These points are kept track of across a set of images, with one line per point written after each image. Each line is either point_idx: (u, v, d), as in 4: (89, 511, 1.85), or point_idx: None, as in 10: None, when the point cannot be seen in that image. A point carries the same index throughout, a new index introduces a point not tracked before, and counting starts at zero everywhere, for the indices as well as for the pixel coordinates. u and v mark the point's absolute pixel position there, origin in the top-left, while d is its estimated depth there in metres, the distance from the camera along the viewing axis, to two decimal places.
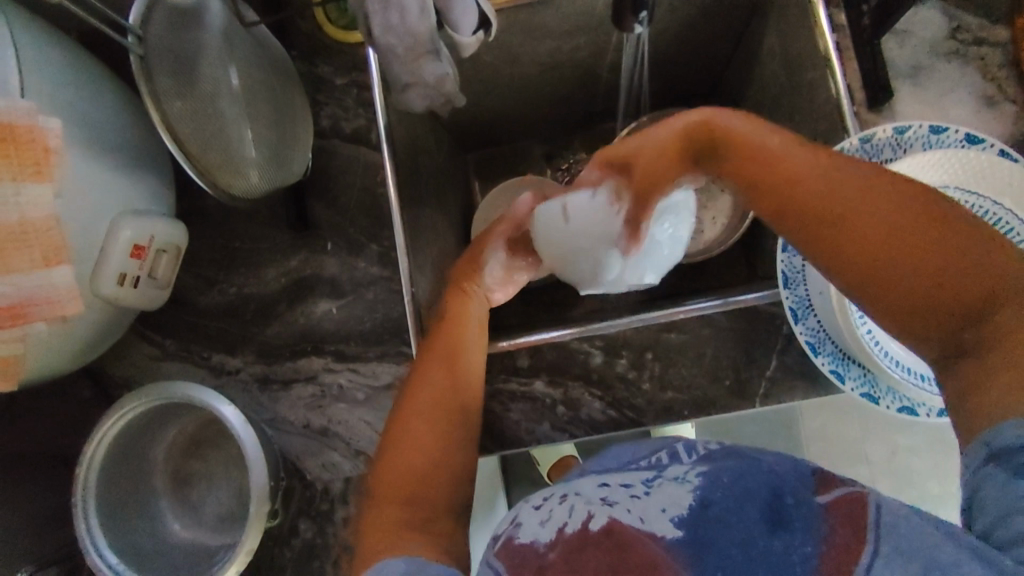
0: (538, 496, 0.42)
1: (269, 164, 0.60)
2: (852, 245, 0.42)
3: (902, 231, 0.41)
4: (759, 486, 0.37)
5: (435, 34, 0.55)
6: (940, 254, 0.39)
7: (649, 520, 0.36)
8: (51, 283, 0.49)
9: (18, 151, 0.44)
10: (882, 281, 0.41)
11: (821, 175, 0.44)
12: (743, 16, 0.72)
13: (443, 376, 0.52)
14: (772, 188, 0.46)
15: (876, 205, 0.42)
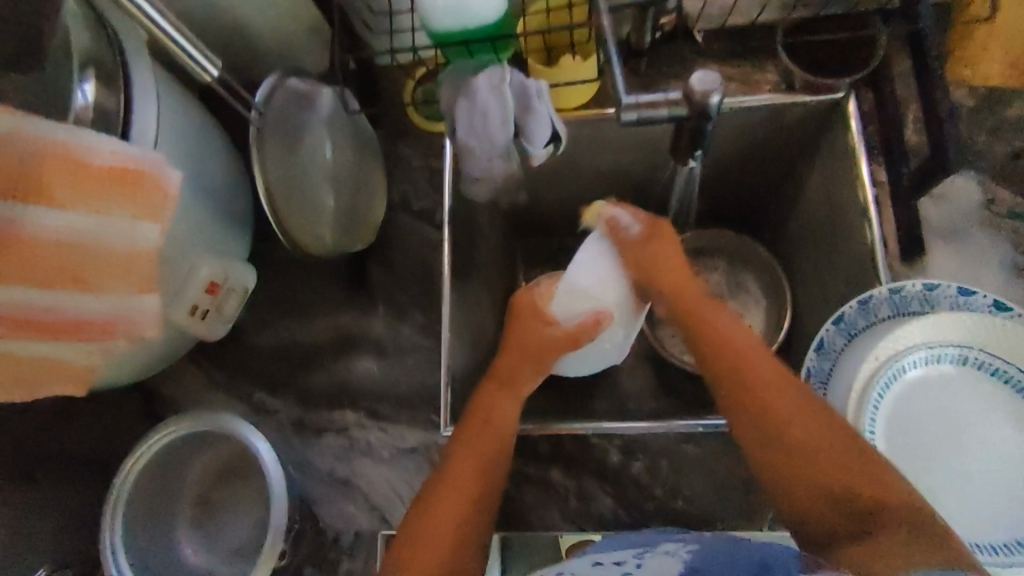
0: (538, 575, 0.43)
1: (338, 227, 0.67)
2: (768, 440, 0.48)
3: (812, 435, 0.47)
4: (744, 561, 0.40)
5: (509, 144, 0.63)
6: (841, 469, 0.45)
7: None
8: (138, 308, 0.55)
9: (142, 196, 0.52)
10: (805, 492, 0.46)
11: (757, 373, 0.51)
12: (792, 156, 0.78)
13: (471, 464, 0.53)
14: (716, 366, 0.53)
15: (803, 417, 0.48)
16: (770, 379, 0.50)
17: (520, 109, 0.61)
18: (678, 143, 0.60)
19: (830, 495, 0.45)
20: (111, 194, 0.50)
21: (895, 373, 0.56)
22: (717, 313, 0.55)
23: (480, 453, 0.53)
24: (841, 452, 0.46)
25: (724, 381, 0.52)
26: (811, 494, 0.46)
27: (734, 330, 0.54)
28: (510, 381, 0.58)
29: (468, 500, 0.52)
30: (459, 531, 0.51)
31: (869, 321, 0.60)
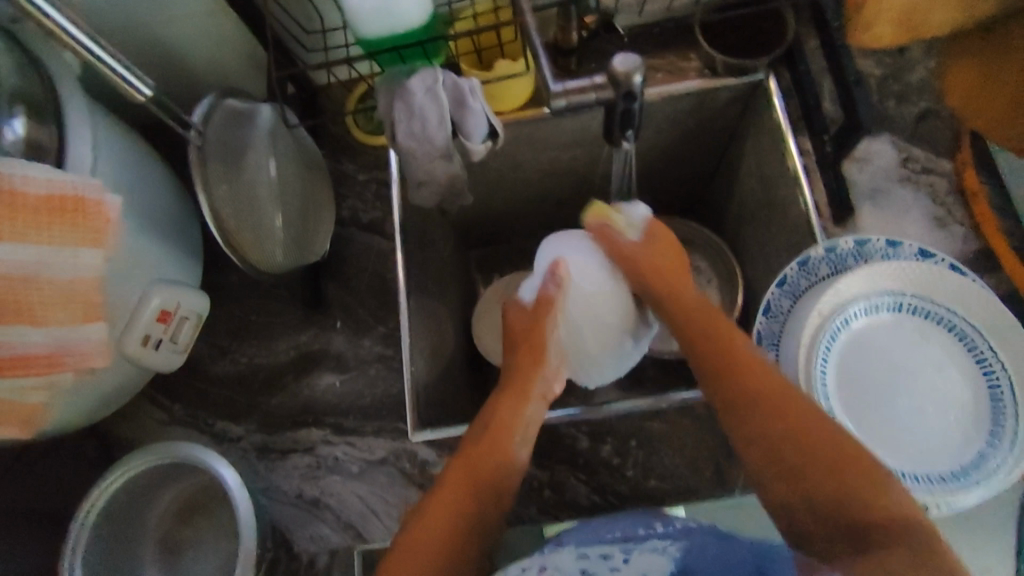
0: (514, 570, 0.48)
1: (290, 247, 0.66)
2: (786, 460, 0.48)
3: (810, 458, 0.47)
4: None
5: (450, 143, 0.65)
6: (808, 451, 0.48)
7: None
8: (87, 338, 0.54)
9: (82, 221, 0.51)
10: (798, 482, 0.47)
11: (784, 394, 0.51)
12: (724, 139, 0.84)
13: (466, 473, 0.54)
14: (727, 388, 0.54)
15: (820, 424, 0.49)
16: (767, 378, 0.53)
17: (457, 108, 0.63)
18: (610, 129, 0.64)
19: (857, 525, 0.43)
20: (49, 221, 0.49)
21: (839, 324, 0.59)
22: (731, 348, 0.56)
23: (486, 461, 0.54)
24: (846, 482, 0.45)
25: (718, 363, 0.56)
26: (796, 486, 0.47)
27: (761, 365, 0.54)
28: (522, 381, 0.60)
29: (453, 507, 0.51)
30: (451, 546, 0.49)
31: (810, 280, 0.64)
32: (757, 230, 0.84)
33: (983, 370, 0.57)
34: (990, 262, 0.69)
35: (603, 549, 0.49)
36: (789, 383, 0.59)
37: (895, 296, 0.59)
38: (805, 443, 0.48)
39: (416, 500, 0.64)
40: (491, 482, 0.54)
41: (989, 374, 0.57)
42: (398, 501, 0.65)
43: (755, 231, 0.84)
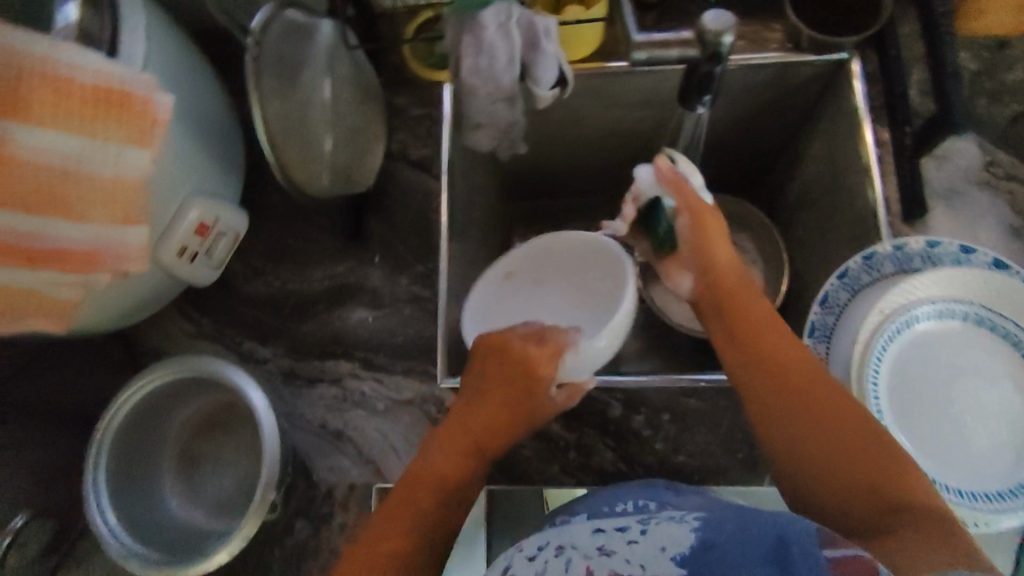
0: (529, 545, 0.47)
1: (337, 173, 0.64)
2: (809, 442, 0.49)
3: (861, 446, 0.48)
4: (767, 538, 0.40)
5: (517, 85, 0.62)
6: (824, 423, 0.49)
7: (650, 566, 0.40)
8: (125, 240, 0.52)
9: (130, 118, 0.48)
10: (806, 444, 0.49)
11: (801, 374, 0.51)
12: (793, 119, 0.81)
13: (437, 476, 0.48)
14: (759, 358, 0.53)
15: (819, 389, 0.50)
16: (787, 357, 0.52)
17: (529, 48, 0.60)
18: (685, 92, 0.60)
19: (881, 495, 0.46)
20: (96, 116, 0.47)
21: (899, 325, 0.56)
22: (751, 316, 0.55)
23: (455, 449, 0.50)
24: (870, 457, 0.47)
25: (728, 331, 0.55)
26: (801, 457, 0.49)
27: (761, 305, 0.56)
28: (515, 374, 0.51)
29: (426, 522, 0.46)
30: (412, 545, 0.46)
31: (872, 276, 0.61)
32: (816, 217, 0.81)
33: None
34: None
35: (616, 520, 0.47)
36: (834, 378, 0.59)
37: (964, 305, 0.57)
38: (847, 433, 0.48)
39: None
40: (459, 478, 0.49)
41: None
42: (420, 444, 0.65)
43: (813, 219, 0.81)
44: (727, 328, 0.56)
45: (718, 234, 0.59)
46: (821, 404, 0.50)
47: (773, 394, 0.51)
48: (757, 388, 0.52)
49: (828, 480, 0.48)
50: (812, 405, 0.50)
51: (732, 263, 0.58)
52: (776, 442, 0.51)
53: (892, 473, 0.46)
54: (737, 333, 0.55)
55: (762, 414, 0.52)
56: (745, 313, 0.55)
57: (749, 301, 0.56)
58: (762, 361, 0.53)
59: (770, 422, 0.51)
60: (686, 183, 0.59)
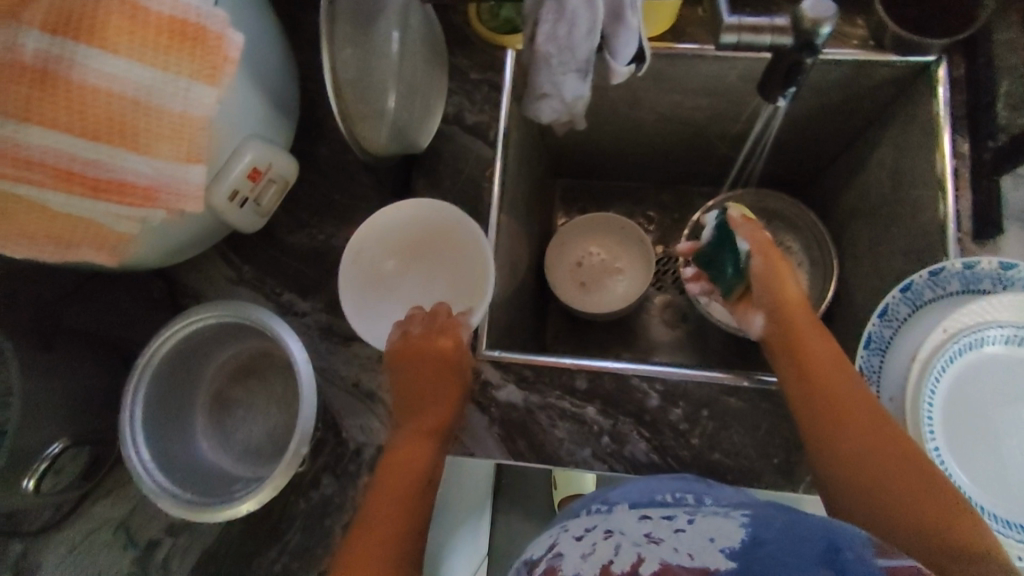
0: (577, 528, 0.50)
1: (395, 134, 0.63)
2: (855, 471, 0.52)
3: (904, 476, 0.50)
4: (815, 540, 0.40)
5: (593, 55, 0.60)
6: (877, 452, 0.52)
7: (699, 556, 0.41)
8: (186, 178, 0.51)
9: (202, 52, 0.48)
10: (860, 470, 0.52)
11: (857, 404, 0.54)
12: (860, 124, 0.79)
13: (417, 445, 0.58)
14: (812, 390, 0.57)
15: (869, 416, 0.53)
16: (849, 388, 0.56)
17: (612, 21, 0.57)
18: (769, 82, 0.59)
19: (926, 524, 0.47)
20: (170, 45, 0.46)
21: (966, 346, 0.54)
22: (816, 346, 0.60)
23: (431, 424, 0.60)
24: (920, 486, 0.49)
25: (791, 360, 0.60)
26: (856, 481, 0.52)
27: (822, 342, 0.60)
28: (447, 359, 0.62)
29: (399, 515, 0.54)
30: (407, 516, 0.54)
31: (936, 293, 0.59)
32: (870, 226, 0.78)
33: None
34: None
35: (662, 511, 0.49)
36: (886, 392, 0.58)
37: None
38: (902, 460, 0.50)
39: (472, 416, 0.63)
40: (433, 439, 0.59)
41: None
42: None
43: (870, 227, 0.78)
44: (796, 357, 0.60)
45: (786, 275, 0.65)
46: (879, 434, 0.52)
47: (823, 425, 0.55)
48: (815, 413, 0.56)
49: (885, 507, 0.50)
50: (864, 431, 0.53)
51: (803, 308, 0.64)
52: (832, 463, 0.54)
53: (936, 502, 0.48)
54: (801, 365, 0.59)
55: (818, 439, 0.55)
56: (806, 350, 0.60)
57: (811, 339, 0.60)
58: (823, 389, 0.57)
59: (826, 445, 0.55)
60: (756, 227, 0.67)
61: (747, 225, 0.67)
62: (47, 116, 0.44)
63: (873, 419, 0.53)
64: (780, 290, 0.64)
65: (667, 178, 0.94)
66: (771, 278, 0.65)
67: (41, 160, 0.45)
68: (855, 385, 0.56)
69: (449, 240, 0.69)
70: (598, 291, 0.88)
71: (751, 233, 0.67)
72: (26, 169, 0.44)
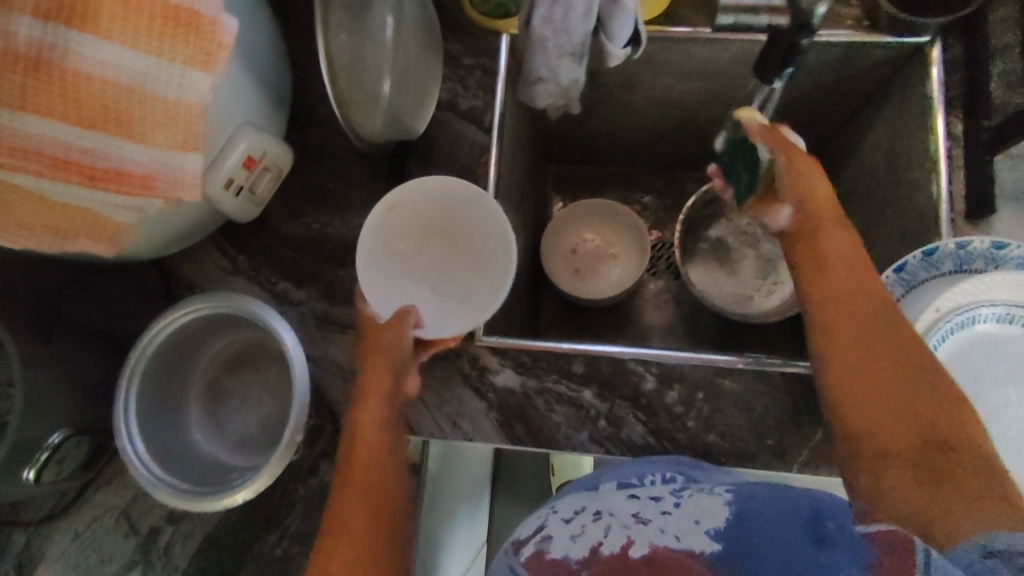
0: (566, 508, 0.48)
1: (391, 121, 0.63)
2: (877, 389, 0.47)
3: (926, 403, 0.46)
4: (801, 513, 0.42)
5: (588, 39, 0.59)
6: (898, 381, 0.47)
7: (685, 536, 0.43)
8: (182, 167, 0.50)
9: (195, 38, 0.47)
10: (873, 403, 0.47)
11: (855, 308, 0.51)
12: (855, 105, 0.79)
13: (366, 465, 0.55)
14: (837, 291, 0.52)
15: (866, 321, 0.50)
16: (853, 289, 0.52)
17: (608, 1, 0.56)
18: (765, 61, 0.58)
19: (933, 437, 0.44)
20: (162, 31, 0.46)
21: (958, 324, 0.55)
22: (843, 271, 0.53)
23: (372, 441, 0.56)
24: (941, 413, 0.45)
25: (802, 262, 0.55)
26: (869, 414, 0.47)
27: (851, 261, 0.54)
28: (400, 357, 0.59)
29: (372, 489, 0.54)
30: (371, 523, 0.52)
31: (930, 274, 0.60)
32: (863, 208, 0.79)
33: None
34: None
35: (653, 490, 0.49)
36: None
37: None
38: (891, 369, 0.47)
39: (469, 401, 0.63)
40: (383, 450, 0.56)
41: None
42: (450, 399, 0.64)
43: (864, 210, 0.78)
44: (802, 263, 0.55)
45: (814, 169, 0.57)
46: (881, 341, 0.49)
47: (829, 324, 0.51)
48: (805, 318, 0.54)
49: (896, 441, 0.45)
50: (874, 354, 0.49)
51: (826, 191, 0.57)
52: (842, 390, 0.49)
53: (955, 428, 0.44)
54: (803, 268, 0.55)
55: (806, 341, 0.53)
56: (826, 248, 0.54)
57: (834, 246, 0.54)
58: (835, 296, 0.52)
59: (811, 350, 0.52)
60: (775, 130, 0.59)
61: (757, 124, 0.60)
62: (42, 105, 0.44)
63: (868, 321, 0.50)
64: (811, 189, 0.56)
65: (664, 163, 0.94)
66: (795, 172, 0.57)
67: (38, 149, 0.45)
68: (860, 285, 0.52)
69: (456, 216, 0.68)
70: (592, 278, 0.89)
71: (759, 128, 0.60)
72: (23, 159, 0.44)
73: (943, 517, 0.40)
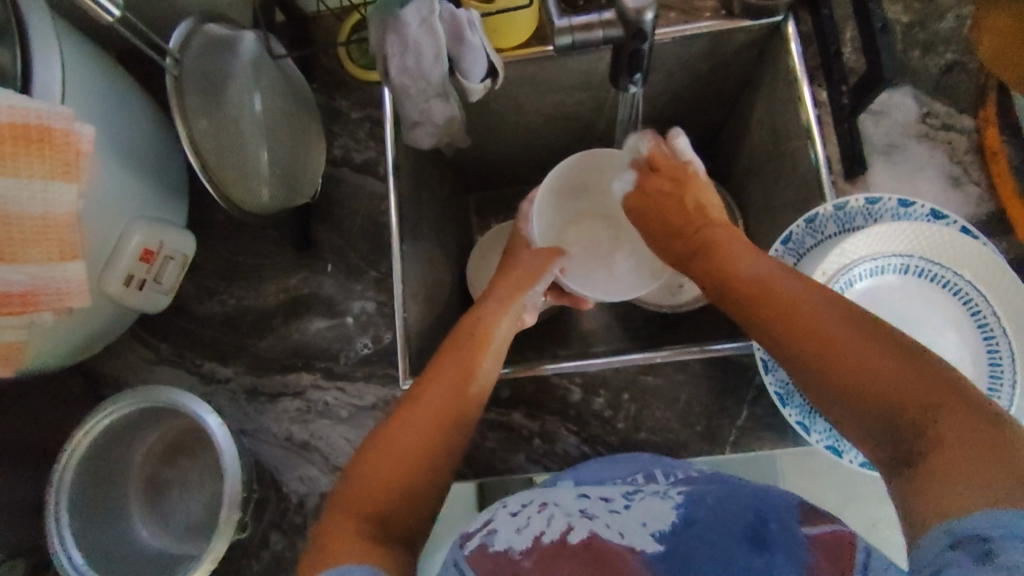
0: (514, 501, 0.47)
1: (279, 186, 0.64)
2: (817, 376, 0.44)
3: (896, 378, 0.40)
4: (745, 513, 0.41)
5: (446, 79, 0.62)
6: (857, 352, 0.42)
7: (629, 534, 0.41)
8: (64, 276, 0.52)
9: (51, 152, 0.48)
10: (848, 382, 0.42)
11: (754, 281, 0.51)
12: (735, 88, 0.81)
13: (428, 423, 0.53)
14: (761, 310, 0.49)
15: (788, 281, 0.49)
16: (755, 266, 0.53)
17: (454, 42, 0.59)
18: (617, 71, 0.61)
19: (908, 417, 0.39)
20: (15, 150, 0.47)
21: (842, 285, 0.57)
22: (736, 252, 0.56)
23: (442, 405, 0.54)
24: (917, 379, 0.39)
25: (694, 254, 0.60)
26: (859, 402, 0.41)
27: (754, 257, 0.54)
28: (474, 339, 0.60)
29: (402, 468, 0.50)
30: (406, 484, 0.50)
31: (815, 239, 0.61)
32: (761, 184, 0.81)
33: (984, 334, 0.56)
34: (1002, 224, 0.66)
35: (606, 491, 0.48)
36: None
37: (906, 263, 0.58)
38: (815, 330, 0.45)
39: None
40: (453, 410, 0.54)
41: (989, 340, 0.56)
42: None
43: (762, 186, 0.81)
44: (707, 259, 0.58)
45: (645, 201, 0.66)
46: (812, 299, 0.47)
47: (760, 322, 0.50)
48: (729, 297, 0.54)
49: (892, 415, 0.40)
50: (785, 312, 0.47)
51: (682, 215, 0.62)
52: (797, 354, 0.46)
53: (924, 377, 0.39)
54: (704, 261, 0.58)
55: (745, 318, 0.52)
56: (733, 270, 0.54)
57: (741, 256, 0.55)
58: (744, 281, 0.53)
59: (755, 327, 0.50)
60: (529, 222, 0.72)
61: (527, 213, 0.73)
62: None
63: (787, 280, 0.50)
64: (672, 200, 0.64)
65: None
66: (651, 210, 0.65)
67: None
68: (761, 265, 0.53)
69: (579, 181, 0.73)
70: None
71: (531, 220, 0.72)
72: None
73: (932, 496, 0.35)
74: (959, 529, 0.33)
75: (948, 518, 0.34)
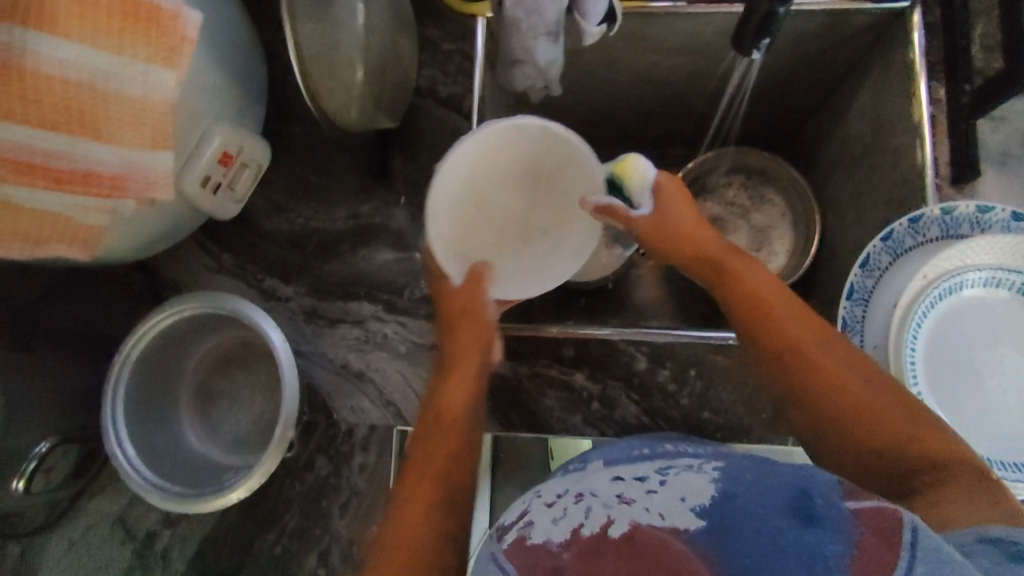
0: (550, 492, 0.43)
1: (370, 107, 0.62)
2: (805, 413, 0.49)
3: (891, 426, 0.45)
4: (786, 487, 0.36)
5: (562, 17, 0.58)
6: (848, 398, 0.47)
7: (670, 514, 0.36)
8: (152, 165, 0.49)
9: (156, 34, 0.46)
10: (841, 419, 0.47)
11: (755, 297, 0.54)
12: (839, 73, 0.77)
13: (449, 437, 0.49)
14: (759, 337, 0.52)
15: (789, 310, 0.52)
16: (757, 285, 0.55)
17: None
18: (743, 32, 0.57)
19: (905, 459, 0.44)
20: (123, 27, 0.44)
21: (943, 291, 0.55)
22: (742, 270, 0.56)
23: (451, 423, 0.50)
24: (902, 423, 0.45)
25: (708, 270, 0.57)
26: (864, 451, 0.46)
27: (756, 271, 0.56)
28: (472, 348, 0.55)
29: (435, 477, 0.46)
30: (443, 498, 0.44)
31: (916, 241, 0.59)
32: (849, 177, 0.78)
33: None
34: None
35: (637, 469, 0.43)
36: (870, 340, 0.57)
37: (1012, 280, 0.55)
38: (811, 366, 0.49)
39: None
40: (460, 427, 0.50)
41: None
42: None
43: (849, 179, 0.78)
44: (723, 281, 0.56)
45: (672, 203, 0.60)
46: (814, 338, 0.50)
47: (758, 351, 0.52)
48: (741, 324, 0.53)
49: (874, 451, 0.46)
50: (786, 343, 0.51)
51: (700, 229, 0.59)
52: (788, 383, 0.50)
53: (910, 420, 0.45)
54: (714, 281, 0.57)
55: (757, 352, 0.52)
56: (743, 290, 0.55)
57: (781, 309, 0.52)
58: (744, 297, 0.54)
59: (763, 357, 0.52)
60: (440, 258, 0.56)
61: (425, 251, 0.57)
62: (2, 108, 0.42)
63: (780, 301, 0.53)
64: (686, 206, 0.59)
65: (644, 138, 0.93)
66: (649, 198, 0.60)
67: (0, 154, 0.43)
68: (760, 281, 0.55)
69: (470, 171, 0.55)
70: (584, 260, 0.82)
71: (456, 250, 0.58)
72: None
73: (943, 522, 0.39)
74: (991, 534, 0.35)
75: (976, 532, 0.36)
